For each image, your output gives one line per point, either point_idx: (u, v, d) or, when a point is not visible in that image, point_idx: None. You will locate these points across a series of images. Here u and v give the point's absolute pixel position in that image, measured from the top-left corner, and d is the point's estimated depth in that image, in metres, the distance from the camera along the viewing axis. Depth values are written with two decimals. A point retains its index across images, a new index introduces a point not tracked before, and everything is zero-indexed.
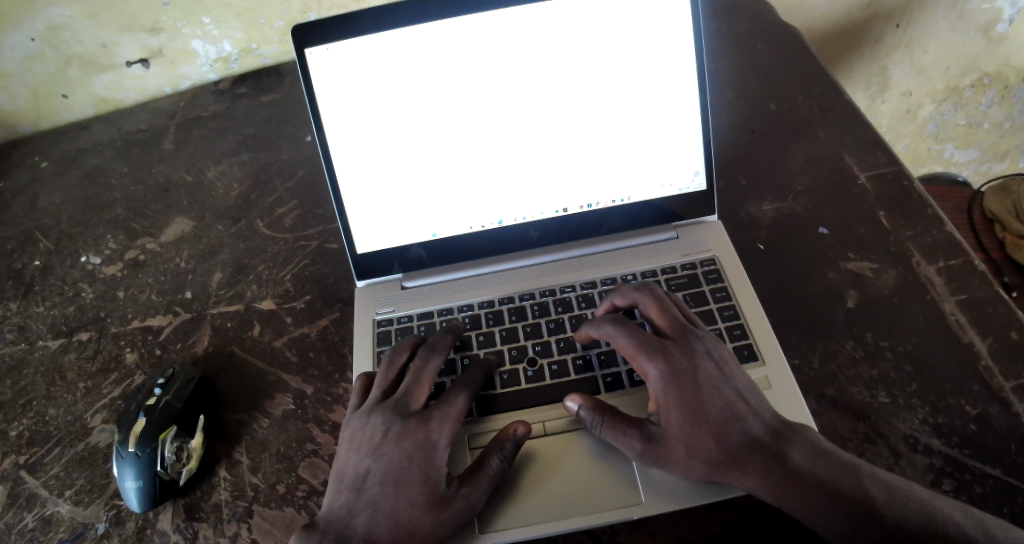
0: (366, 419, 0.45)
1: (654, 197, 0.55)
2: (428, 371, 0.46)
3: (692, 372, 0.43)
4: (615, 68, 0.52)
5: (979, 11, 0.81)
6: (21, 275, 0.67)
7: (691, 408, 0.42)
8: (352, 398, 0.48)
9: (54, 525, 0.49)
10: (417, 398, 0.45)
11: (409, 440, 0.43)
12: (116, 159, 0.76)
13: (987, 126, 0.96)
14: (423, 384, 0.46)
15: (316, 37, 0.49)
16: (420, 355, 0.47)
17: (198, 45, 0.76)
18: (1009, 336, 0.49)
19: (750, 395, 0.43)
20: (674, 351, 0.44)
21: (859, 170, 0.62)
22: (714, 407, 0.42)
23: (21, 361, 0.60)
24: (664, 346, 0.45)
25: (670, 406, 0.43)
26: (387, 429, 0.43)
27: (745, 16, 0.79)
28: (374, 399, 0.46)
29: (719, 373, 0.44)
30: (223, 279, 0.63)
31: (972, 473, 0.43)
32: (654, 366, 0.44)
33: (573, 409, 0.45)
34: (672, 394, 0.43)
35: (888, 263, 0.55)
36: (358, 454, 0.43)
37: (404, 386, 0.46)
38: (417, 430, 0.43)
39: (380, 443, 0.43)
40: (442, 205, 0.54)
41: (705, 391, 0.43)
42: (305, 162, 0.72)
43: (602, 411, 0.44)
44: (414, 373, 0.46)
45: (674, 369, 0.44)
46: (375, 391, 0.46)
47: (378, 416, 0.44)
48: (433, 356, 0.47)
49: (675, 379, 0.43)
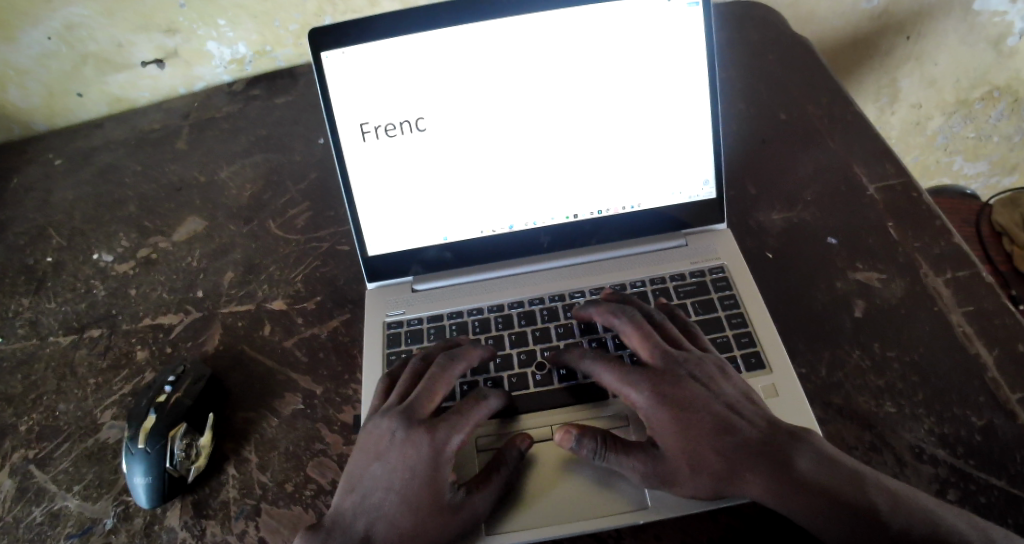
0: (377, 422, 0.45)
1: (663, 204, 0.56)
2: (444, 380, 0.46)
3: (680, 392, 0.44)
4: (626, 75, 0.52)
5: (990, 23, 0.81)
6: (34, 271, 0.68)
7: (684, 428, 0.43)
8: (374, 398, 0.48)
9: (63, 519, 0.49)
10: (427, 406, 0.45)
11: (415, 447, 0.42)
12: (130, 158, 0.77)
13: (997, 139, 0.96)
14: (435, 391, 0.45)
15: (332, 41, 0.50)
16: (440, 362, 0.47)
17: (212, 47, 0.77)
18: (1015, 347, 0.49)
19: (742, 405, 0.44)
20: (658, 379, 0.44)
21: (869, 180, 0.62)
22: (709, 423, 0.43)
23: (32, 357, 0.60)
24: (648, 373, 0.45)
25: (664, 427, 0.43)
26: (394, 434, 0.43)
27: (757, 26, 0.79)
28: (390, 403, 0.46)
29: (707, 390, 0.44)
30: (234, 278, 0.63)
31: (977, 483, 0.43)
32: (640, 396, 0.44)
33: (569, 445, 0.44)
34: (664, 418, 0.43)
35: (897, 273, 0.55)
36: (365, 458, 0.44)
37: (416, 391, 0.46)
38: (423, 438, 0.43)
39: (387, 448, 0.43)
40: (453, 210, 0.55)
41: (697, 410, 0.43)
42: (317, 163, 0.73)
43: (600, 440, 0.44)
44: (430, 381, 0.46)
45: (660, 394, 0.44)
46: (391, 395, 0.46)
47: (388, 420, 0.44)
48: (451, 365, 0.47)
49: (664, 403, 0.43)
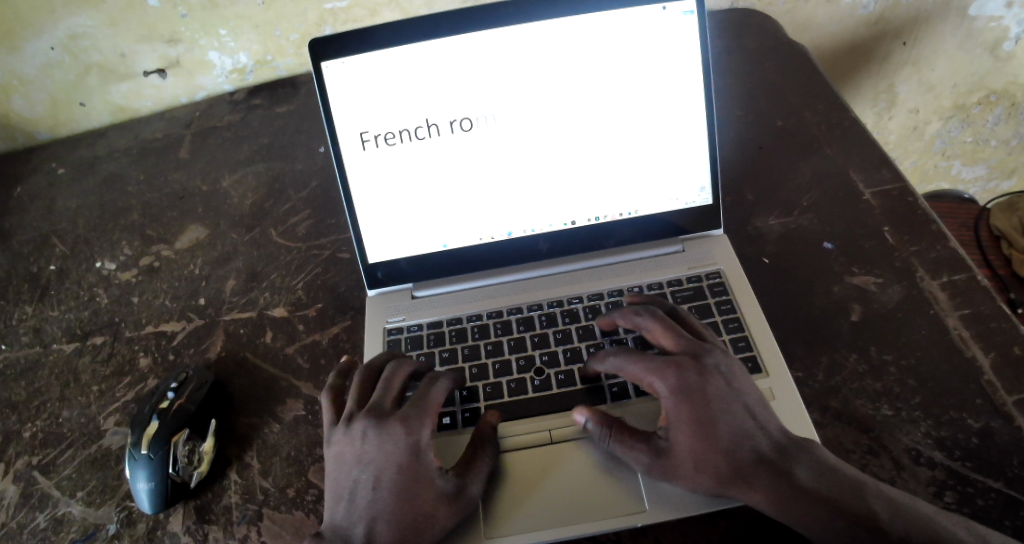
0: (346, 430, 0.45)
1: (661, 211, 0.56)
2: (398, 377, 0.47)
3: (704, 385, 0.44)
4: (625, 84, 0.53)
5: (986, 29, 0.82)
6: (37, 279, 0.69)
7: (700, 424, 0.43)
8: (325, 414, 0.47)
9: (66, 524, 0.50)
10: (389, 401, 0.46)
11: (392, 441, 0.43)
12: (133, 167, 0.78)
13: (995, 143, 0.97)
14: (393, 388, 0.46)
15: (333, 51, 0.51)
16: (389, 365, 0.48)
17: (214, 56, 0.78)
18: (1013, 350, 0.50)
19: (758, 410, 0.44)
20: (685, 367, 0.45)
21: (865, 186, 0.63)
22: (722, 423, 0.43)
23: (35, 364, 0.61)
24: (675, 363, 0.45)
25: (680, 420, 0.43)
26: (366, 436, 0.44)
27: (754, 33, 0.80)
28: (351, 410, 0.46)
29: (727, 388, 0.44)
30: (236, 286, 0.64)
31: (975, 486, 0.44)
32: (664, 385, 0.44)
33: (581, 422, 0.45)
34: (682, 408, 0.43)
35: (893, 278, 0.55)
36: (344, 466, 0.44)
37: (375, 393, 0.46)
38: (396, 431, 0.44)
39: (363, 452, 0.43)
40: (453, 217, 0.55)
41: (716, 408, 0.43)
42: (319, 172, 0.73)
43: (611, 424, 0.45)
44: (385, 381, 0.47)
45: (684, 385, 0.44)
46: (349, 403, 0.47)
47: (357, 425, 0.45)
48: (402, 365, 0.48)
49: (686, 394, 0.44)
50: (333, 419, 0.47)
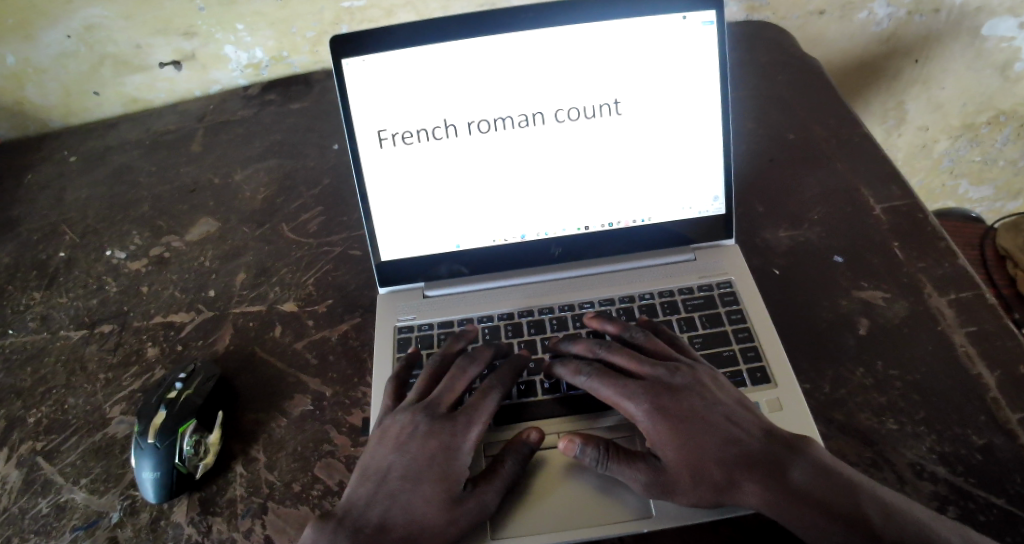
0: (398, 415, 0.46)
1: (673, 219, 0.56)
2: (464, 379, 0.48)
3: (678, 403, 0.44)
4: (640, 91, 0.53)
5: (997, 49, 0.82)
6: (46, 266, 0.69)
7: (685, 439, 0.43)
8: (389, 395, 0.49)
9: (69, 512, 0.50)
10: (447, 401, 0.46)
11: (436, 439, 0.44)
12: (144, 158, 0.78)
13: (1002, 163, 0.98)
14: (456, 388, 0.47)
15: (353, 49, 0.51)
16: (459, 361, 0.48)
17: (229, 51, 0.79)
18: (1017, 369, 0.50)
19: (743, 416, 0.44)
20: (654, 389, 0.45)
21: (874, 201, 0.63)
22: (705, 434, 0.43)
23: (42, 350, 0.61)
24: (645, 385, 0.45)
25: (664, 440, 0.43)
26: (415, 427, 0.45)
27: (766, 47, 0.80)
28: (408, 399, 0.47)
29: (706, 400, 0.44)
30: (246, 280, 0.64)
31: (977, 502, 0.43)
32: (638, 409, 0.45)
33: (574, 452, 0.44)
34: (663, 429, 0.44)
35: (902, 293, 0.55)
36: (384, 448, 0.45)
37: (437, 388, 0.47)
38: (444, 431, 0.44)
39: (407, 440, 0.44)
40: (466, 218, 0.55)
41: (697, 423, 0.43)
42: (331, 170, 0.74)
43: (606, 448, 0.44)
44: (451, 379, 0.47)
45: (658, 407, 0.44)
46: (412, 391, 0.48)
47: (409, 414, 0.46)
48: (472, 366, 0.48)
49: (662, 415, 0.44)
50: (389, 404, 0.48)
